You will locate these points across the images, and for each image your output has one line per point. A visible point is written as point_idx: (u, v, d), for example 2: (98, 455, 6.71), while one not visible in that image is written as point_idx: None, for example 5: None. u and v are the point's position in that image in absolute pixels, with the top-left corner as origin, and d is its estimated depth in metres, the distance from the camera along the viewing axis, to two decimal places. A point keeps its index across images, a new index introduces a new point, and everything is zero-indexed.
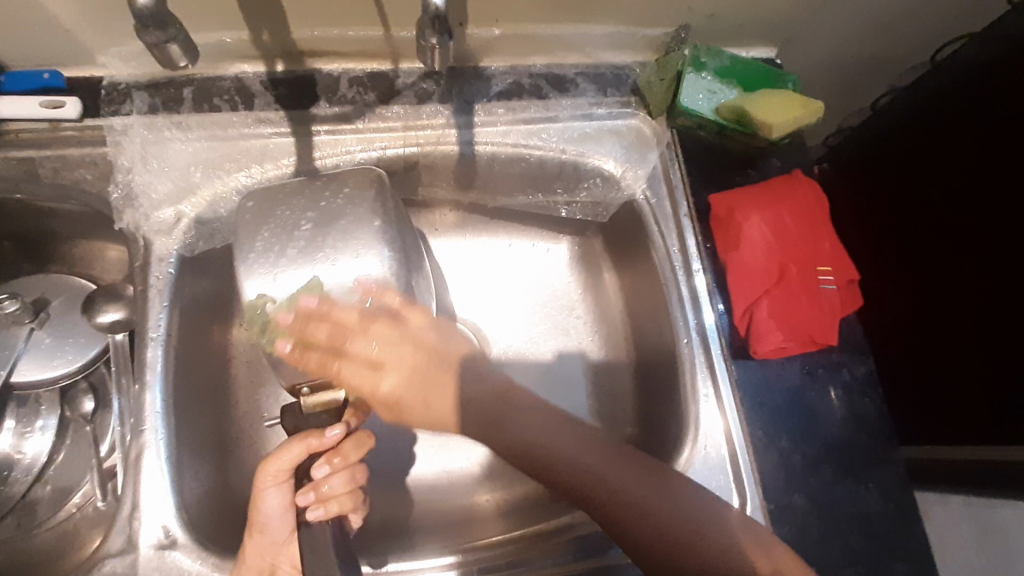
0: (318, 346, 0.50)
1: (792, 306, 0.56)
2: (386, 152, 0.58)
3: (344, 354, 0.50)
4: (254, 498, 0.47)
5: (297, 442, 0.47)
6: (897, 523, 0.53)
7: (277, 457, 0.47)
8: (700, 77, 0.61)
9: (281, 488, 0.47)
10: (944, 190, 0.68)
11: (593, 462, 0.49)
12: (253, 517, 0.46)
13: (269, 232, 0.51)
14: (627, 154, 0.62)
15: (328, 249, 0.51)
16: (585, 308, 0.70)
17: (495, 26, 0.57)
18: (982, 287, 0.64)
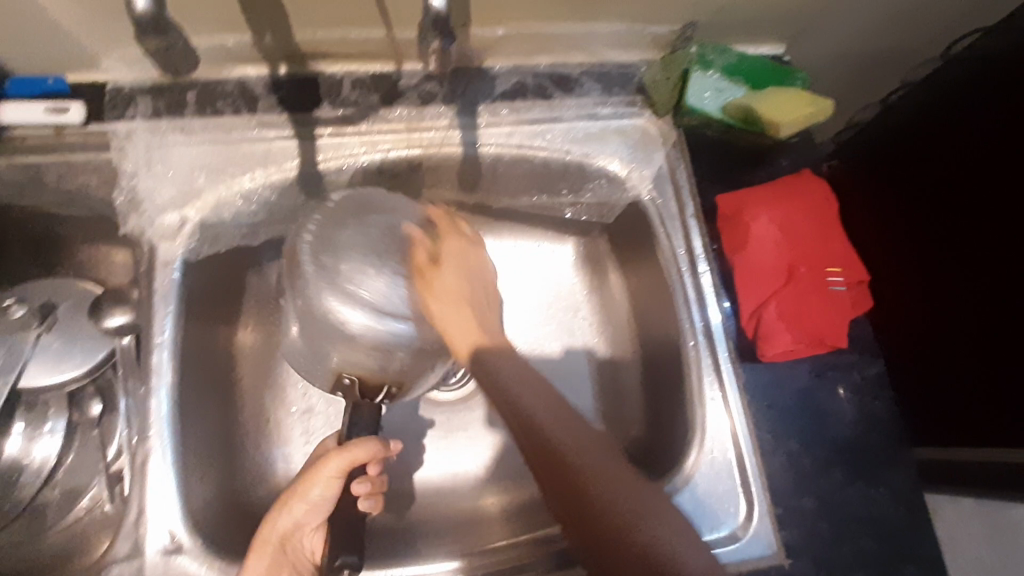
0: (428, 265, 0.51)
1: (801, 307, 0.54)
2: (389, 154, 0.57)
3: (446, 288, 0.51)
4: (306, 475, 0.48)
5: (369, 445, 0.48)
6: (908, 527, 0.52)
7: (344, 453, 0.47)
8: (706, 75, 0.60)
9: (311, 502, 0.48)
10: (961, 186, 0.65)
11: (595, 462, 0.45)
12: (299, 487, 0.48)
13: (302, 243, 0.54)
14: (632, 153, 0.61)
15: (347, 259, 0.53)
16: (590, 309, 0.70)
17: (499, 26, 0.57)
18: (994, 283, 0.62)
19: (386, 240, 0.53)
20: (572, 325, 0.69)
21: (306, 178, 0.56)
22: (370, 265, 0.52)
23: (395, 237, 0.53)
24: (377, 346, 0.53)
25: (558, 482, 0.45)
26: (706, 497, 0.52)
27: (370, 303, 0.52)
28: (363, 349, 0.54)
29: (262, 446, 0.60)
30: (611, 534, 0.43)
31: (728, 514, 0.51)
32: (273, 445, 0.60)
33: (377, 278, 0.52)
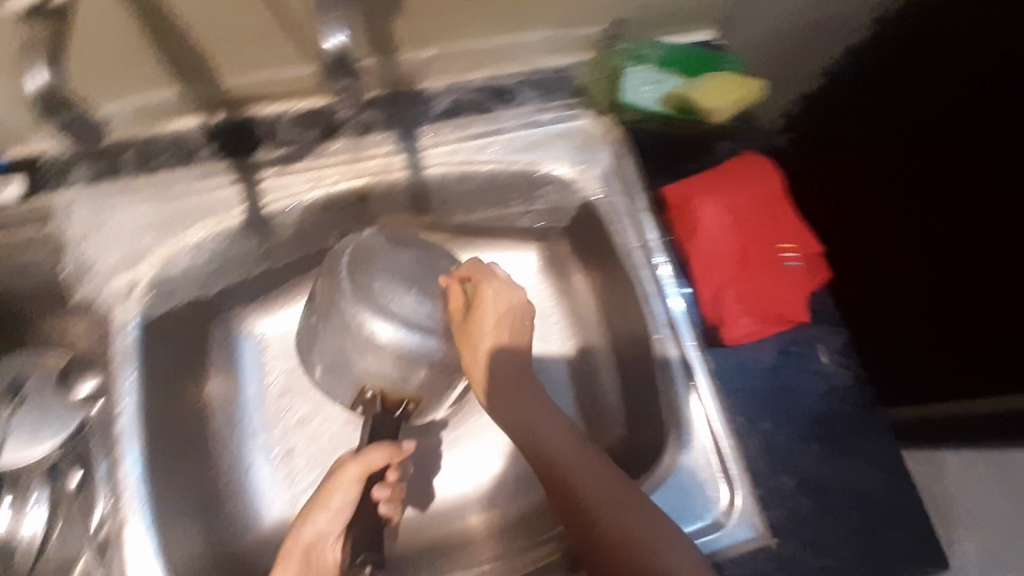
0: (461, 305, 0.56)
1: (756, 288, 0.56)
2: (334, 188, 0.57)
3: (492, 322, 0.54)
4: (326, 483, 0.49)
5: (386, 448, 0.50)
6: (889, 493, 0.53)
7: (366, 455, 0.49)
8: (643, 69, 0.60)
9: (332, 511, 0.48)
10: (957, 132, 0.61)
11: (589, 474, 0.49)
12: (322, 494, 0.48)
13: (327, 281, 0.55)
14: (578, 155, 0.62)
15: (375, 280, 0.55)
16: (559, 314, 0.70)
17: (428, 48, 0.58)
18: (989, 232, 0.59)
19: (414, 271, 0.57)
20: (542, 333, 0.69)
21: (253, 222, 0.56)
22: (402, 286, 0.55)
23: (418, 275, 0.57)
24: (406, 358, 0.54)
25: (548, 489, 0.50)
26: (689, 486, 0.52)
27: (402, 315, 0.54)
28: (384, 363, 0.54)
29: (245, 494, 0.60)
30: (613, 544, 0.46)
31: (711, 503, 0.51)
32: (255, 491, 0.60)
33: (410, 298, 0.55)
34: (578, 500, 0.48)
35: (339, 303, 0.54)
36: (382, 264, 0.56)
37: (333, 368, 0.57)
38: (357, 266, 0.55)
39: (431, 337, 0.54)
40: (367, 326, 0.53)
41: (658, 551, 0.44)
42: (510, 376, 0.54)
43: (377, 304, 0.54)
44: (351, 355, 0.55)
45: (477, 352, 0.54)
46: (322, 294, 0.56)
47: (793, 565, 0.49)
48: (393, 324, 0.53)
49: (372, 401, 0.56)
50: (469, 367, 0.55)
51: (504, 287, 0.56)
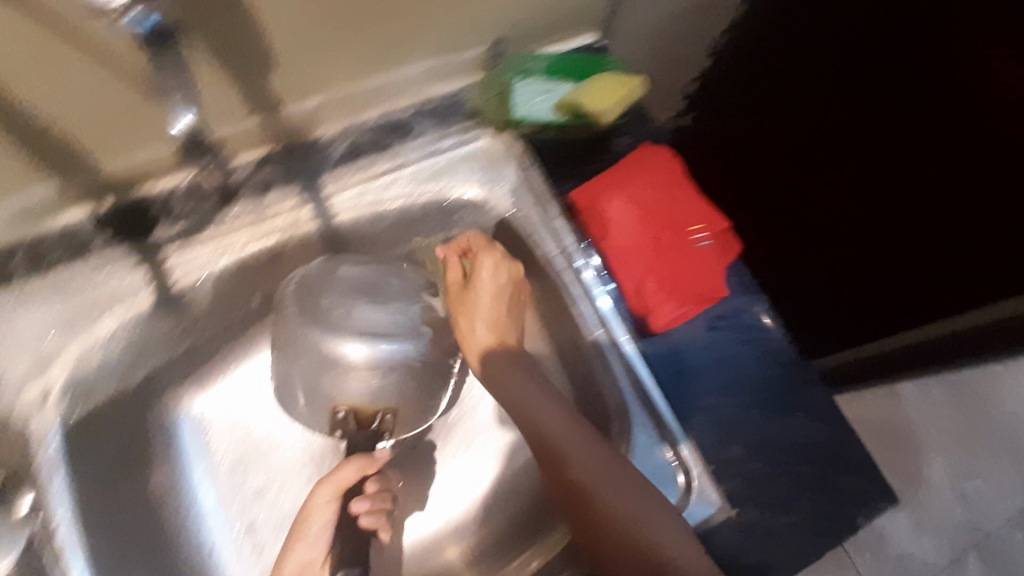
0: (455, 288, 0.58)
1: (672, 273, 0.58)
2: (244, 252, 0.57)
3: (485, 301, 0.57)
4: (304, 510, 0.52)
5: (355, 463, 0.52)
6: (832, 441, 0.56)
7: (335, 474, 0.52)
8: (530, 81, 0.62)
9: (311, 538, 0.51)
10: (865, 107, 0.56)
11: (589, 460, 0.51)
12: (301, 523, 0.52)
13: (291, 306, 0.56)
14: (485, 176, 0.64)
15: (335, 296, 0.55)
16: None
17: (314, 95, 0.55)
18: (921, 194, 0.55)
19: (373, 280, 0.57)
20: None
21: (164, 303, 0.56)
22: (365, 296, 0.56)
23: (384, 282, 0.57)
24: (378, 368, 0.54)
25: (553, 475, 0.52)
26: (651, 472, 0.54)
27: (370, 329, 0.54)
28: (355, 378, 0.55)
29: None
30: (616, 527, 0.48)
31: (670, 486, 0.53)
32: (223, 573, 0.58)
33: (369, 308, 0.55)
34: (579, 482, 0.51)
35: (303, 323, 0.55)
36: (342, 277, 0.57)
37: (308, 381, 0.56)
38: (319, 284, 0.56)
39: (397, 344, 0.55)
40: (336, 341, 0.54)
41: (650, 525, 0.47)
42: (505, 354, 0.57)
43: (340, 317, 0.54)
44: (323, 373, 0.55)
45: (472, 335, 0.57)
46: (286, 321, 0.56)
47: (754, 529, 0.52)
48: (355, 337, 0.54)
49: (343, 421, 0.57)
50: (463, 333, 0.58)
51: (498, 264, 0.58)
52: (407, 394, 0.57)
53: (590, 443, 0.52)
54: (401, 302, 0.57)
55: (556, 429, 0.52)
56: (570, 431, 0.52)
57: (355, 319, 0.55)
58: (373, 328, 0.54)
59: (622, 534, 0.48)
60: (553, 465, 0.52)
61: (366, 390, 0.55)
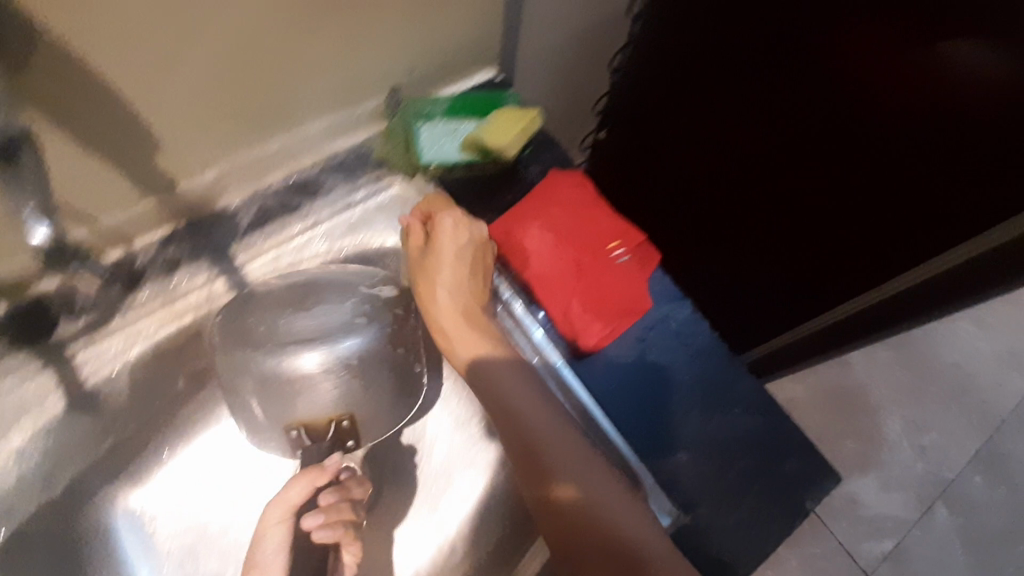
0: (418, 262, 0.57)
1: (596, 295, 0.60)
2: (155, 338, 0.57)
3: (447, 272, 0.55)
4: (260, 530, 0.51)
5: (306, 477, 0.51)
6: (768, 430, 0.59)
7: (285, 493, 0.51)
8: (434, 125, 0.62)
9: (266, 564, 0.50)
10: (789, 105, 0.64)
11: (553, 445, 0.50)
12: (255, 550, 0.50)
13: (237, 320, 0.57)
14: (402, 222, 0.65)
15: (282, 309, 0.57)
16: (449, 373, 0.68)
17: (208, 168, 0.54)
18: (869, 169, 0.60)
19: (319, 289, 0.59)
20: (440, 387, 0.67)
21: (78, 405, 0.55)
22: (308, 305, 0.57)
23: (333, 289, 0.59)
24: (325, 373, 0.55)
25: (525, 468, 0.50)
26: None
27: (312, 338, 0.56)
28: (316, 390, 0.56)
29: None
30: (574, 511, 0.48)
31: None
32: None
33: (311, 318, 0.57)
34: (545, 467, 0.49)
35: (250, 340, 0.56)
36: (290, 289, 0.58)
37: (267, 401, 0.56)
38: (266, 297, 0.58)
39: (341, 345, 0.56)
40: (287, 358, 0.55)
41: (608, 510, 0.47)
42: (471, 327, 0.55)
43: (286, 327, 0.56)
44: (280, 393, 0.56)
45: (433, 304, 0.56)
46: (232, 344, 0.57)
47: (703, 527, 0.55)
48: (297, 347, 0.56)
49: (302, 439, 0.56)
50: (424, 297, 0.56)
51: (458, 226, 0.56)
52: (370, 399, 0.57)
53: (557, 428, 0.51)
54: (348, 304, 0.58)
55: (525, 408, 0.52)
56: (539, 414, 0.51)
57: (300, 329, 0.56)
58: (314, 335, 0.56)
59: (584, 519, 0.47)
60: (521, 453, 0.51)
61: (329, 398, 0.56)
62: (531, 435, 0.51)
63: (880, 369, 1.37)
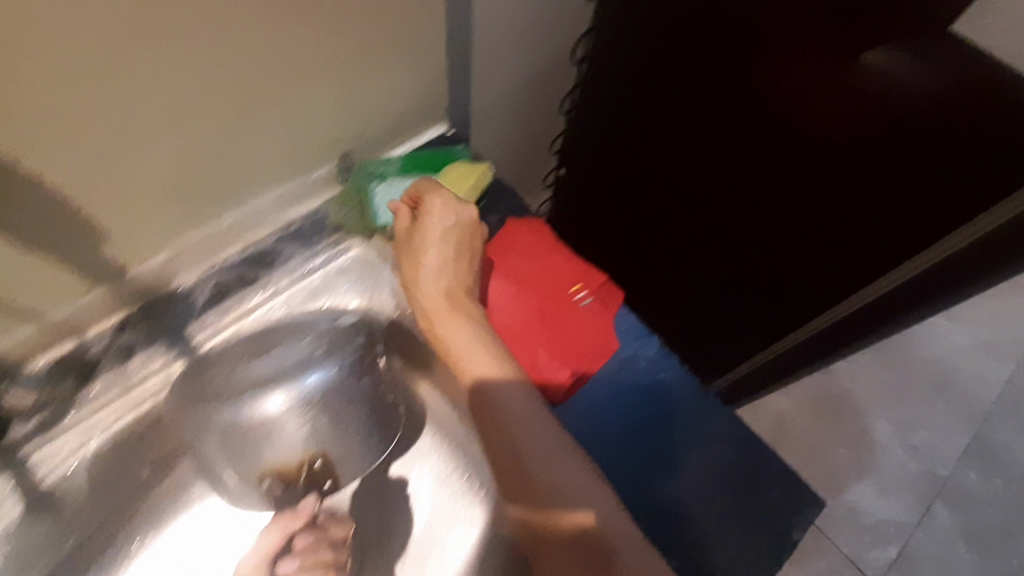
0: (401, 240, 0.57)
1: (561, 340, 0.61)
2: (113, 428, 0.55)
3: (433, 249, 0.56)
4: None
5: (276, 525, 0.52)
6: (747, 460, 0.59)
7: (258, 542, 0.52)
8: (388, 184, 0.63)
9: None
10: (751, 113, 0.66)
11: (534, 429, 0.50)
12: None
13: (196, 377, 0.56)
14: (363, 283, 0.64)
15: (241, 360, 0.57)
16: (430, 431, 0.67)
17: (160, 251, 0.54)
18: (854, 165, 0.61)
19: (276, 329, 0.59)
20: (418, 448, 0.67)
21: (38, 507, 0.52)
22: (267, 348, 0.57)
23: (291, 328, 0.59)
24: (295, 413, 0.56)
25: (499, 449, 0.50)
26: None
27: (273, 380, 0.56)
28: (284, 431, 0.56)
29: None
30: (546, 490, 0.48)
31: None
32: None
33: (268, 360, 0.57)
34: (521, 449, 0.50)
35: (208, 393, 0.55)
36: (245, 338, 0.58)
37: (240, 454, 0.56)
38: (228, 350, 0.57)
39: (309, 382, 0.57)
40: (248, 404, 0.55)
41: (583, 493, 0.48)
42: (454, 304, 0.56)
43: (245, 376, 0.56)
44: (253, 443, 0.56)
45: (419, 282, 0.56)
46: (189, 395, 0.55)
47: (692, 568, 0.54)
48: (259, 391, 0.56)
49: (276, 487, 0.57)
50: (409, 278, 0.57)
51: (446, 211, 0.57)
52: (340, 437, 0.58)
53: (536, 412, 0.51)
54: (307, 339, 0.58)
55: (507, 392, 0.52)
56: (522, 404, 0.52)
57: (260, 374, 0.56)
58: (277, 378, 0.56)
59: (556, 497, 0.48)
60: (499, 429, 0.51)
61: (301, 440, 0.56)
62: (512, 417, 0.51)
63: (862, 375, 1.43)
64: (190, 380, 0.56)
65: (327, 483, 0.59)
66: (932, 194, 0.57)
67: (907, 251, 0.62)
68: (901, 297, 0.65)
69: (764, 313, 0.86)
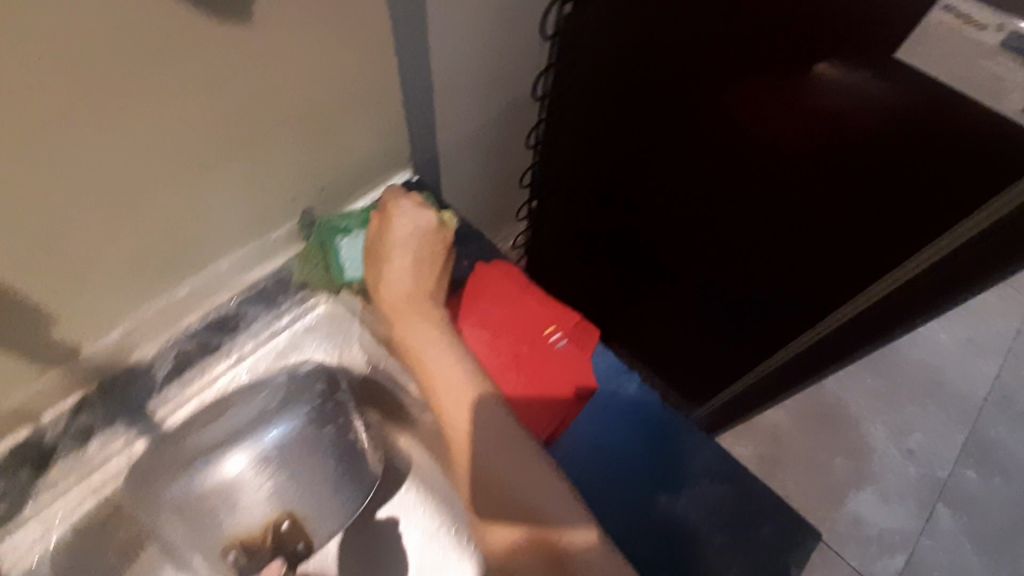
0: (371, 245, 0.60)
1: (540, 387, 0.59)
2: (73, 518, 0.52)
3: (399, 252, 0.59)
4: None
5: None
6: (739, 497, 0.57)
7: None
8: (353, 238, 0.61)
9: None
10: (726, 129, 0.65)
11: (495, 427, 0.52)
12: None
13: (152, 454, 0.55)
14: (332, 340, 0.63)
15: (196, 428, 0.56)
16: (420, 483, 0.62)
17: (113, 328, 0.52)
18: (834, 177, 0.59)
19: (231, 395, 0.58)
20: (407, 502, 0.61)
21: None
22: (222, 412, 0.57)
23: (247, 389, 0.59)
24: (257, 469, 0.56)
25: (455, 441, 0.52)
26: None
27: (230, 441, 0.56)
28: (247, 490, 0.55)
29: None
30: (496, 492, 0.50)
31: None
32: None
33: (224, 423, 0.56)
34: (474, 444, 0.51)
35: (165, 464, 0.54)
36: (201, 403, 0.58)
37: (207, 524, 0.54)
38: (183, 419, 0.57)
39: (267, 438, 0.56)
40: (206, 467, 0.54)
41: (538, 492, 0.49)
42: (418, 305, 0.58)
43: (201, 441, 0.55)
44: (221, 509, 0.54)
45: (384, 283, 0.59)
46: (145, 471, 0.54)
47: None
48: (216, 453, 0.55)
49: (242, 559, 0.54)
50: (375, 279, 0.60)
51: (419, 215, 0.60)
52: (305, 492, 0.57)
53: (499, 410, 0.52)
54: (259, 396, 0.59)
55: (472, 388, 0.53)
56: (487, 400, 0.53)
57: (217, 434, 0.56)
58: (234, 438, 0.56)
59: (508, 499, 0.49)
60: (454, 424, 0.52)
61: (269, 494, 0.56)
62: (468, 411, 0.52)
63: (851, 382, 1.42)
64: (146, 461, 0.54)
65: (297, 545, 0.56)
66: (909, 198, 0.54)
67: (898, 256, 0.60)
68: (906, 299, 0.61)
69: (761, 328, 0.84)
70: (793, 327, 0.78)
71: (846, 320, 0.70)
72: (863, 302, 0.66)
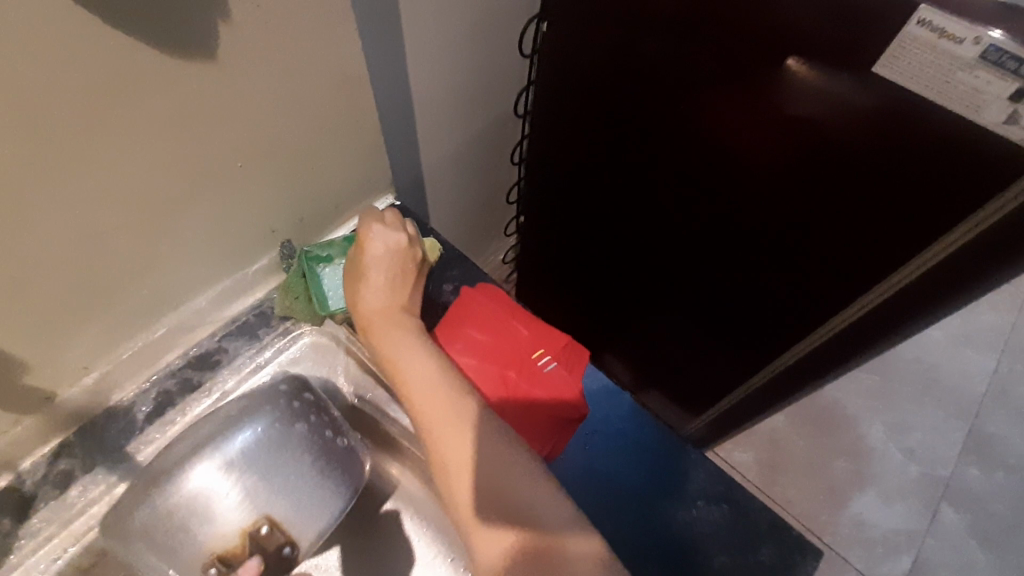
0: (349, 266, 0.59)
1: (529, 413, 0.58)
2: (53, 568, 0.50)
3: (377, 270, 0.57)
4: None
5: None
6: (738, 517, 0.56)
7: None
8: (335, 266, 0.61)
9: None
10: (706, 141, 0.65)
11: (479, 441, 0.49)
12: None
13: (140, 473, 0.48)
14: (318, 372, 0.62)
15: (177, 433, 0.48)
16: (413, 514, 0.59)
17: (93, 368, 0.51)
18: (815, 192, 0.58)
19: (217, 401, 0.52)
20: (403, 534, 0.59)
21: None
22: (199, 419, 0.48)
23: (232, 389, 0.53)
24: (220, 475, 0.45)
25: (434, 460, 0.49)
26: None
27: (198, 447, 0.46)
28: (216, 500, 0.45)
29: None
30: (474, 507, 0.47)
31: None
32: None
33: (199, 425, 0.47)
34: (450, 463, 0.49)
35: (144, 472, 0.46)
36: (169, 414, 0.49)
37: (167, 552, 0.44)
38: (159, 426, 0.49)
39: (228, 449, 0.46)
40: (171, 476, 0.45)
41: (529, 498, 0.47)
42: (396, 323, 0.56)
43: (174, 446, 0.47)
44: (182, 530, 0.44)
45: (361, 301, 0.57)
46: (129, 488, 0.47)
47: None
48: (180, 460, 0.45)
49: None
50: (353, 298, 0.58)
51: (388, 231, 0.59)
52: (284, 493, 0.47)
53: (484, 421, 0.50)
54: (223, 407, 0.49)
55: (455, 402, 0.51)
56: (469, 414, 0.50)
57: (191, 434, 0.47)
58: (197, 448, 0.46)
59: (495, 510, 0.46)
60: (435, 441, 0.50)
61: (240, 502, 0.45)
62: (444, 428, 0.50)
63: (847, 383, 1.42)
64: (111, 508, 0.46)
65: (283, 549, 0.46)
66: (896, 204, 0.53)
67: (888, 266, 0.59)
68: (905, 305, 0.60)
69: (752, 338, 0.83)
70: (785, 338, 0.77)
71: (841, 328, 0.69)
72: (857, 310, 0.65)
